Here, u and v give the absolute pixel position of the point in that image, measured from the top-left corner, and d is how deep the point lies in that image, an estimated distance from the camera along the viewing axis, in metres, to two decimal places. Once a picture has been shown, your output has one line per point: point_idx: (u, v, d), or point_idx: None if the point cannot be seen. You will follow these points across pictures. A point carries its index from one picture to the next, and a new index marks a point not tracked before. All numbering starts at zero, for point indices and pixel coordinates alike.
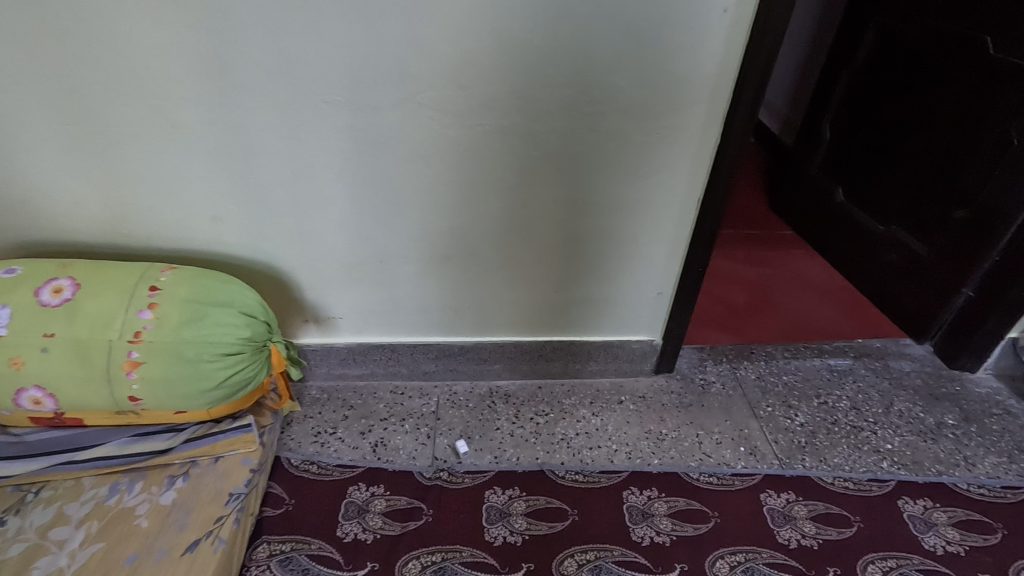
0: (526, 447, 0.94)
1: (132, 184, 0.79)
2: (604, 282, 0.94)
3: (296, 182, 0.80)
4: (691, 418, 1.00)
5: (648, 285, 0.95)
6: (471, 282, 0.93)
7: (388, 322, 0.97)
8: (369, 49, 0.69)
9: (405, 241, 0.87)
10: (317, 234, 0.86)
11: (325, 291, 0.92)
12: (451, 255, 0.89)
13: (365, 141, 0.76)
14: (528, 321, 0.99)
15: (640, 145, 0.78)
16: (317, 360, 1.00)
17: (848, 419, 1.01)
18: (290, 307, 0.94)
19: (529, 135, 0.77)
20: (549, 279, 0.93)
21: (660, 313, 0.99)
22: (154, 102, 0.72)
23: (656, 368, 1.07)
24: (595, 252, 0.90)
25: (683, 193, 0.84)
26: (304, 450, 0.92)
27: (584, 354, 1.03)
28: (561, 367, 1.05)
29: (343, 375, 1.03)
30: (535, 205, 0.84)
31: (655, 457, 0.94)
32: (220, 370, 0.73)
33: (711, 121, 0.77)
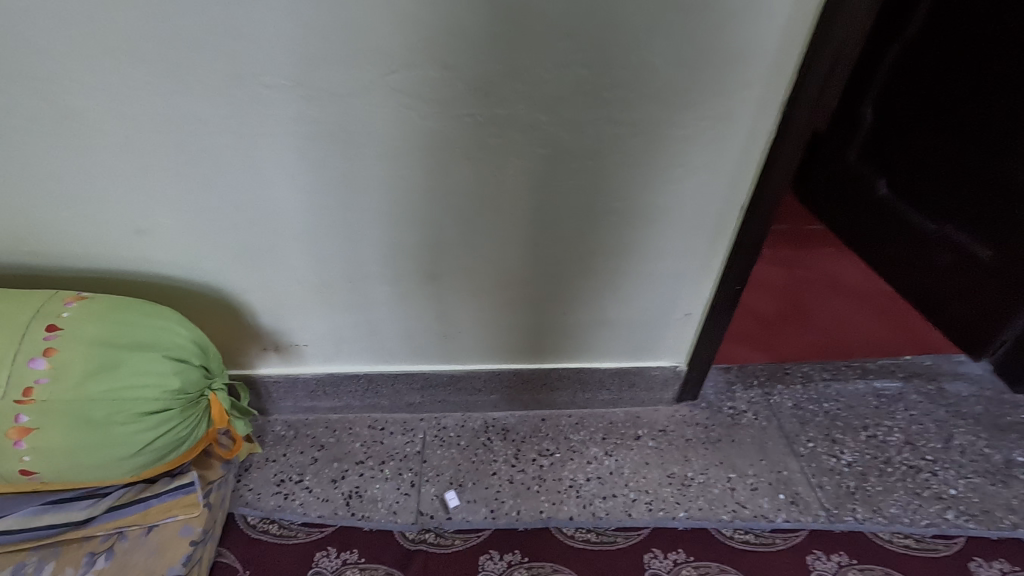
0: (529, 497, 0.80)
1: (29, 192, 0.62)
2: (621, 303, 0.79)
3: (241, 190, 0.64)
4: (721, 458, 0.86)
5: (675, 305, 0.80)
6: (463, 303, 0.77)
7: (364, 351, 0.82)
8: (319, 16, 0.52)
9: (381, 259, 0.71)
10: (272, 251, 0.70)
11: (284, 316, 0.76)
12: (437, 274, 0.73)
13: (325, 138, 0.60)
14: (531, 347, 0.84)
15: (673, 141, 0.62)
16: (282, 392, 0.85)
17: (902, 458, 0.87)
18: (245, 335, 0.78)
19: (533, 129, 0.60)
20: (555, 300, 0.77)
21: (686, 337, 0.84)
22: (40, 87, 0.55)
23: (677, 396, 0.93)
24: (614, 269, 0.74)
25: (723, 199, 0.68)
26: (263, 504, 0.77)
27: (594, 384, 0.88)
28: (568, 398, 0.90)
29: (313, 408, 0.88)
30: (542, 214, 0.68)
31: (680, 509, 0.79)
32: (140, 433, 0.57)
33: (764, 110, 0.60)
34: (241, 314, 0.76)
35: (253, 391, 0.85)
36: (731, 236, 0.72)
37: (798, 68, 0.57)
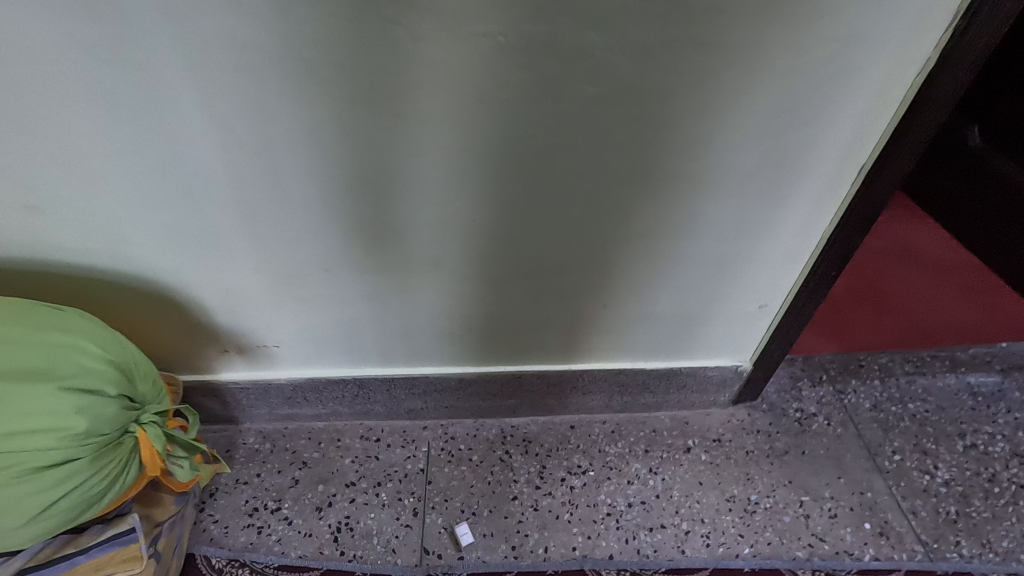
0: (559, 529, 0.65)
1: None
2: (675, 292, 0.61)
3: (170, 151, 0.46)
4: (790, 476, 0.70)
5: (749, 294, 0.62)
6: (476, 296, 0.60)
7: (352, 352, 0.65)
8: None
9: (369, 240, 0.53)
10: (222, 232, 0.52)
11: (246, 312, 0.60)
12: (442, 260, 0.56)
13: (280, 73, 0.41)
14: (560, 345, 0.67)
15: (781, 76, 0.43)
16: (253, 400, 0.69)
17: (1012, 475, 0.71)
18: (202, 334, 0.62)
19: (575, 53, 0.41)
20: (585, 289, 0.60)
21: (756, 332, 0.67)
22: None
23: (734, 398, 0.77)
24: (676, 251, 0.56)
25: (835, 159, 0.49)
26: (233, 542, 0.63)
27: (636, 387, 0.72)
28: (603, 403, 0.74)
29: (294, 416, 0.73)
30: (586, 179, 0.50)
31: (744, 545, 0.64)
32: (36, 493, 0.42)
33: (915, 22, 0.41)
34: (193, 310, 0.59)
35: (218, 399, 0.69)
36: (838, 208, 0.54)
37: None
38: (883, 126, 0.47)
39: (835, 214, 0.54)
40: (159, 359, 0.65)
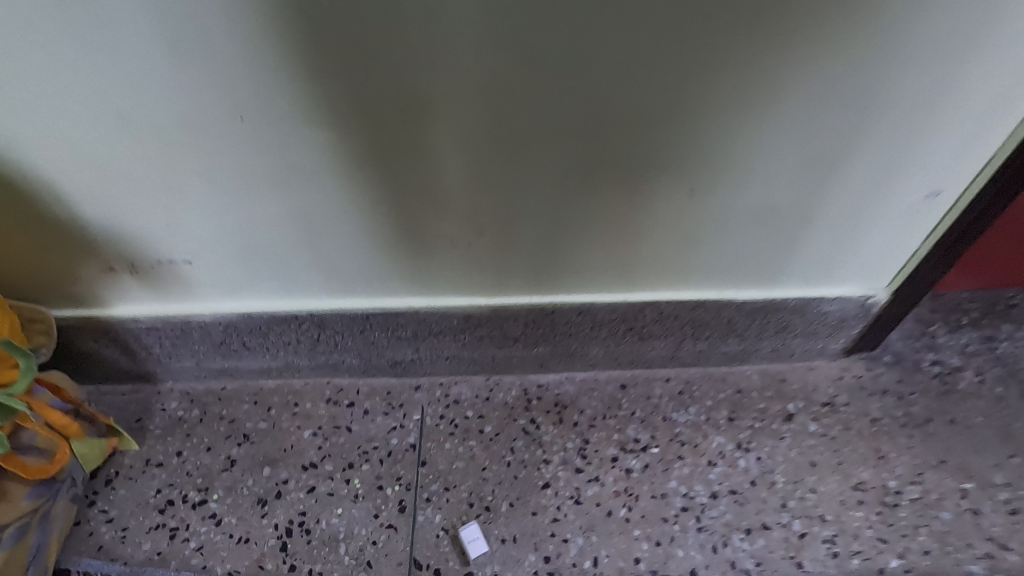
0: (612, 534, 0.44)
1: None
2: (803, 178, 0.39)
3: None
4: (941, 454, 0.49)
5: (921, 171, 0.39)
6: (491, 172, 0.37)
7: (304, 276, 0.44)
8: None
9: (301, 61, 0.31)
10: (51, 44, 0.31)
11: (130, 204, 0.38)
12: (438, 103, 0.33)
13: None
14: (614, 263, 0.44)
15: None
16: (171, 347, 0.49)
17: None
18: (71, 244, 0.41)
19: None
20: (664, 172, 0.38)
21: (907, 246, 0.45)
22: None
23: (849, 349, 0.55)
24: (828, 82, 0.33)
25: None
26: (137, 552, 0.43)
27: (716, 329, 0.50)
28: (667, 354, 0.53)
29: (232, 373, 0.52)
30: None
31: (887, 556, 0.44)
32: None
33: None
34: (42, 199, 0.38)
35: (118, 347, 0.48)
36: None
37: None
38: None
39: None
40: (20, 286, 0.44)
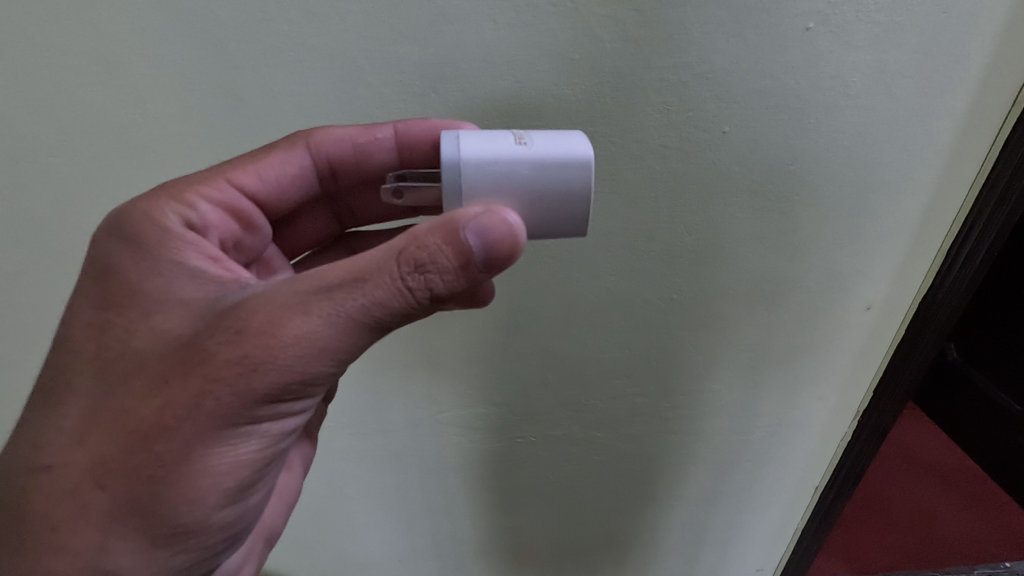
0: None
1: (134, 165, 0.61)
2: (662, 454, 0.97)
3: (463, 9, 0.53)
4: None
5: (884, 296, 0.76)
6: (595, 463, 0.99)
7: (450, 386, 0.84)
8: (522, 83, 0.57)
9: (626, 184, 0.64)
10: (369, 66, 0.56)
11: (152, 244, 0.55)
12: (582, 457, 0.98)
13: (612, 28, 0.54)
14: (679, 401, 0.88)
15: (997, 87, 0.59)
16: (369, 432, 0.90)
17: None
18: (178, 484, 0.51)
19: (660, 269, 0.71)
20: (603, 434, 0.94)
21: (845, 419, 0.92)
22: (180, 65, 0.55)
23: (812, 507, 1.08)
24: (746, 380, 0.85)
25: (968, 169, 0.64)
26: None
27: (706, 435, 0.94)
28: (687, 479, 1.02)
29: (280, 216, 0.69)
30: (749, 201, 0.65)
31: None
32: None
33: (911, 250, 0.71)
34: (223, 159, 0.62)
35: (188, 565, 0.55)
36: (952, 225, 0.69)
37: (950, 226, 0.69)
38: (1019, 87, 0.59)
39: (946, 238, 0.70)
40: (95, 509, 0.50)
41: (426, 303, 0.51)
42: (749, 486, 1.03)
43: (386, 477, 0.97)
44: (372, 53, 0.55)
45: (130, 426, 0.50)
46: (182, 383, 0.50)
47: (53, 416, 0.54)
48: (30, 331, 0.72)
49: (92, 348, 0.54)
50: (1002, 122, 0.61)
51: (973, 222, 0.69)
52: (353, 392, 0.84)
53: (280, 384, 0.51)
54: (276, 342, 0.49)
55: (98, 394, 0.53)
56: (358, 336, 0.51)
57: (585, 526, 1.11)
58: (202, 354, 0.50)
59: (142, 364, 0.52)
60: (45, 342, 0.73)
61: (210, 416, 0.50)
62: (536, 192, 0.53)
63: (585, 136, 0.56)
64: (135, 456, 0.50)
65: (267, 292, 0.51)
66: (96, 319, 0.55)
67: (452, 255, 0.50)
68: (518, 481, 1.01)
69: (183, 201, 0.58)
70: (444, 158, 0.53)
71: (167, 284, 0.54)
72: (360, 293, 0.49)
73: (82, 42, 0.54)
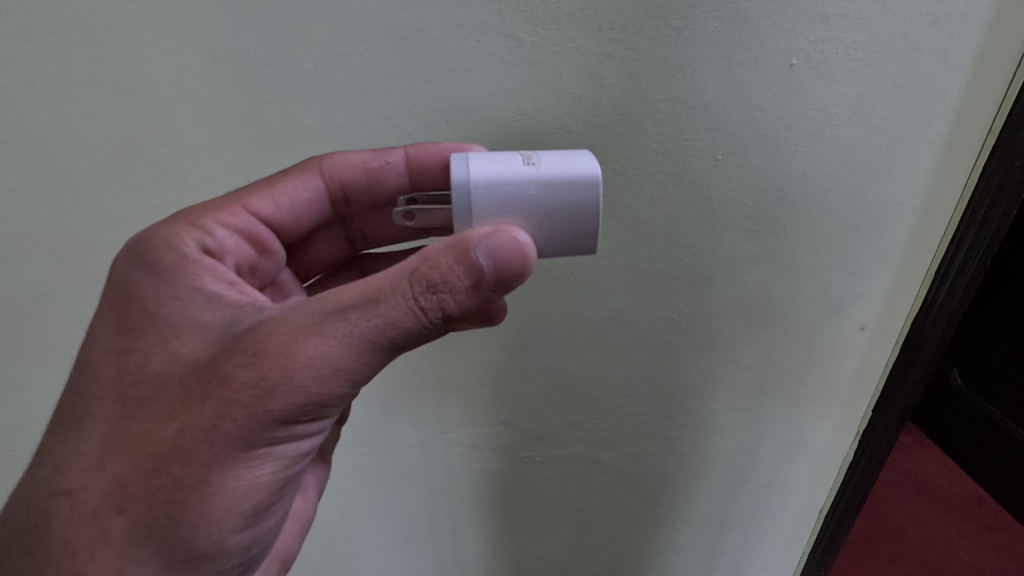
0: None
1: (151, 191, 0.63)
2: (671, 473, 0.97)
3: (473, 49, 0.55)
4: None
5: (876, 317, 0.76)
6: (605, 483, 0.98)
7: (459, 406, 0.84)
8: (526, 108, 0.59)
9: (626, 209, 0.65)
10: (378, 94, 0.58)
11: (169, 267, 0.57)
12: (591, 477, 0.97)
13: (610, 65, 0.56)
14: (683, 421, 0.88)
15: (992, 105, 0.60)
16: (379, 454, 0.90)
17: None
18: (195, 507, 0.51)
19: (666, 287, 0.72)
20: (612, 452, 0.93)
21: (846, 439, 0.92)
22: (195, 94, 0.57)
23: (819, 528, 1.07)
24: (756, 396, 0.85)
25: (953, 192, 0.65)
26: None
27: (715, 454, 0.93)
28: (694, 501, 1.01)
29: (293, 241, 0.70)
30: (742, 226, 0.66)
31: None
32: None
33: (911, 267, 0.72)
34: (239, 186, 0.64)
35: None
36: (938, 248, 0.70)
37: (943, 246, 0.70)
38: (994, 117, 0.60)
39: (935, 257, 0.71)
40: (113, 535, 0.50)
41: (438, 322, 0.52)
42: (757, 509, 1.02)
43: (396, 498, 0.97)
44: (380, 81, 0.57)
45: (149, 450, 0.51)
46: (199, 406, 0.51)
47: (72, 439, 0.54)
48: (51, 356, 0.73)
49: (110, 373, 0.55)
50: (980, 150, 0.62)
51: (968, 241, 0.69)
52: (364, 414, 0.84)
53: (296, 405, 0.51)
54: (291, 362, 0.50)
55: (116, 419, 0.53)
56: (372, 357, 0.52)
57: (595, 549, 1.10)
58: (220, 377, 0.51)
59: (161, 387, 0.53)
60: (67, 366, 0.74)
61: (227, 438, 0.50)
62: (542, 213, 0.54)
63: (591, 154, 0.58)
64: (153, 479, 0.50)
65: (283, 314, 0.52)
66: (116, 344, 0.56)
67: (463, 275, 0.50)
68: (528, 503, 1.01)
69: (201, 227, 0.60)
70: (453, 180, 0.54)
71: (185, 308, 0.55)
72: (374, 313, 0.50)
73: (104, 75, 0.56)
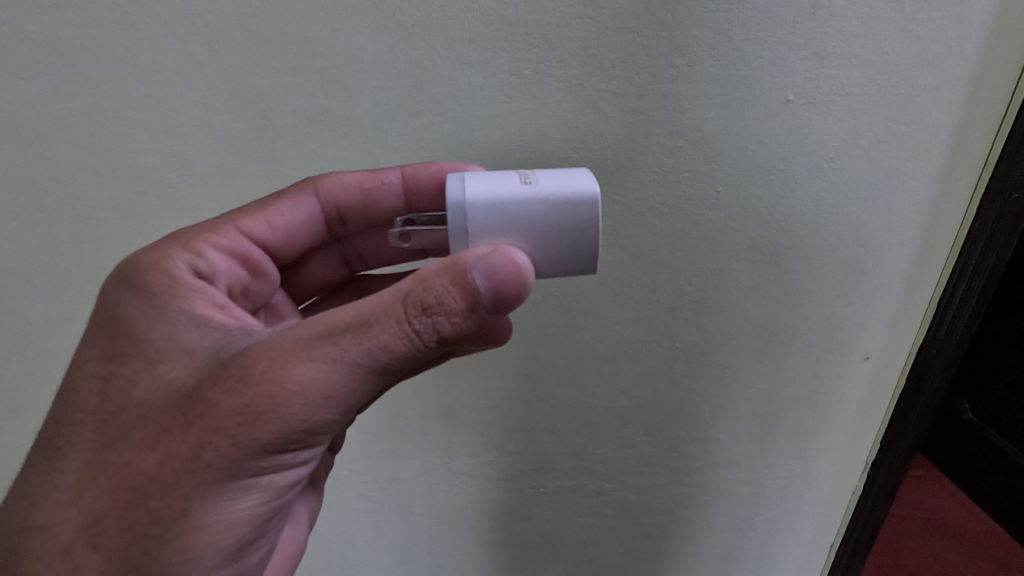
0: None
1: (141, 213, 0.61)
2: (676, 508, 0.93)
3: (479, 86, 0.55)
4: None
5: (881, 347, 0.74)
6: (607, 516, 0.94)
7: (457, 436, 0.81)
8: (524, 133, 0.57)
9: (629, 237, 0.63)
10: (373, 117, 0.57)
11: (157, 292, 0.55)
12: (592, 511, 0.93)
13: (611, 100, 0.55)
14: (687, 452, 0.85)
15: (996, 132, 0.58)
16: (374, 484, 0.86)
17: None
18: (174, 545, 0.48)
19: (668, 314, 0.69)
20: (615, 485, 0.90)
21: (854, 471, 0.88)
22: (187, 117, 0.56)
23: (830, 566, 1.02)
24: (765, 425, 0.82)
25: (952, 223, 0.64)
26: None
27: (720, 487, 0.90)
28: (700, 536, 0.97)
29: (288, 262, 0.69)
30: (744, 255, 0.65)
31: None
32: None
33: (917, 295, 0.69)
34: (232, 207, 0.62)
35: None
36: (941, 278, 0.68)
37: (947, 276, 0.68)
38: (987, 154, 0.59)
39: (935, 291, 0.69)
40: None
41: (433, 346, 0.50)
42: (766, 544, 0.98)
43: (394, 530, 0.93)
44: (376, 103, 0.56)
45: (128, 482, 0.48)
46: (182, 434, 0.48)
47: (48, 471, 0.52)
48: (39, 376, 0.71)
49: (93, 400, 0.53)
50: (974, 185, 0.61)
51: (969, 272, 0.67)
52: (359, 444, 0.82)
53: (283, 433, 0.49)
54: (279, 388, 0.47)
55: (96, 448, 0.51)
56: (366, 382, 0.50)
57: None
58: (204, 405, 0.48)
59: (143, 415, 0.51)
60: (55, 385, 0.72)
61: (209, 468, 0.48)
62: (538, 235, 0.53)
63: (591, 173, 0.56)
64: (130, 512, 0.48)
65: (272, 339, 0.50)
66: (100, 370, 0.54)
67: (459, 297, 0.48)
68: (527, 538, 0.97)
69: (192, 250, 0.58)
70: (449, 201, 0.53)
71: (172, 333, 0.53)
72: (368, 336, 0.48)
73: (94, 96, 0.55)
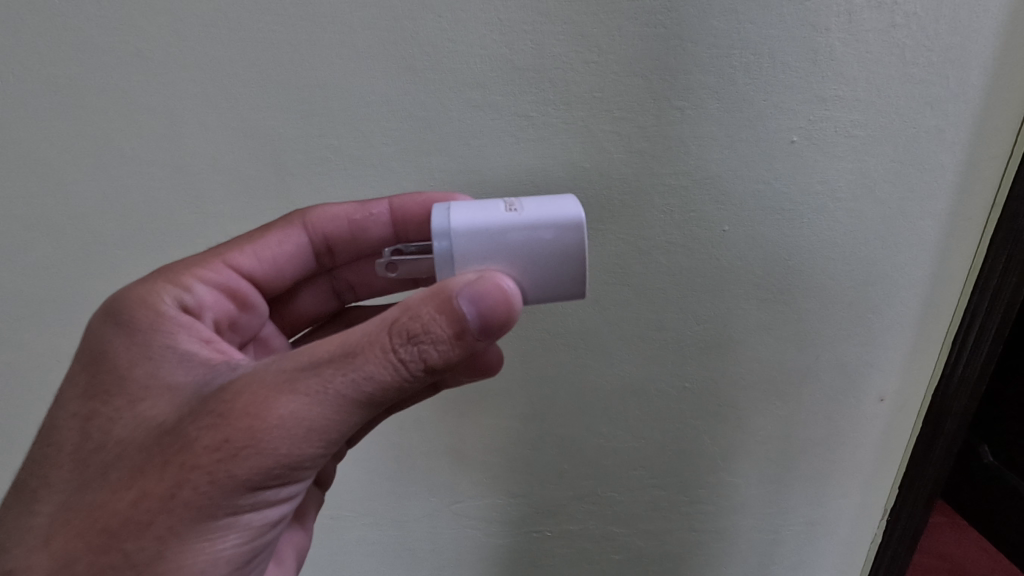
0: None
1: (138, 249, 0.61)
2: (686, 555, 0.89)
3: (485, 128, 0.55)
4: None
5: (895, 388, 0.72)
6: (613, 562, 0.90)
7: (459, 482, 0.79)
8: (528, 174, 0.57)
9: (634, 276, 0.62)
10: (378, 157, 0.57)
11: (142, 324, 0.54)
12: (596, 558, 0.90)
13: (617, 141, 0.56)
14: (696, 496, 0.82)
15: (1002, 172, 0.58)
16: (371, 530, 0.83)
17: None
18: None
19: (676, 352, 0.68)
20: (621, 531, 0.86)
21: (873, 517, 0.84)
22: (198, 160, 0.57)
23: None
24: (776, 466, 0.79)
25: (962, 262, 0.63)
26: None
27: (732, 534, 0.86)
28: None
29: (277, 294, 0.68)
30: (751, 293, 0.63)
31: None
32: None
33: (930, 335, 0.68)
34: (222, 241, 0.62)
35: None
36: (953, 318, 0.67)
37: (959, 315, 0.66)
38: (996, 191, 0.59)
39: (948, 332, 0.68)
40: None
41: (420, 376, 0.48)
42: None
43: None
44: (385, 145, 0.56)
45: (102, 523, 0.47)
46: (159, 472, 0.47)
47: (25, 512, 0.50)
48: (28, 411, 0.71)
49: (75, 438, 0.52)
50: (984, 224, 0.60)
51: (982, 313, 0.66)
52: (356, 488, 0.79)
53: (264, 469, 0.47)
54: (261, 422, 0.46)
55: (73, 488, 0.49)
56: (351, 414, 0.48)
57: None
58: (183, 442, 0.47)
59: (123, 455, 0.49)
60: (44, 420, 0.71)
61: (185, 508, 0.46)
62: (528, 263, 0.52)
63: (576, 198, 0.56)
64: (102, 556, 0.46)
65: (255, 373, 0.49)
66: (82, 407, 0.53)
67: (447, 324, 0.47)
68: None
69: (181, 285, 0.58)
70: (436, 230, 0.53)
71: (156, 369, 0.52)
72: (353, 367, 0.47)
73: (111, 139, 0.56)
